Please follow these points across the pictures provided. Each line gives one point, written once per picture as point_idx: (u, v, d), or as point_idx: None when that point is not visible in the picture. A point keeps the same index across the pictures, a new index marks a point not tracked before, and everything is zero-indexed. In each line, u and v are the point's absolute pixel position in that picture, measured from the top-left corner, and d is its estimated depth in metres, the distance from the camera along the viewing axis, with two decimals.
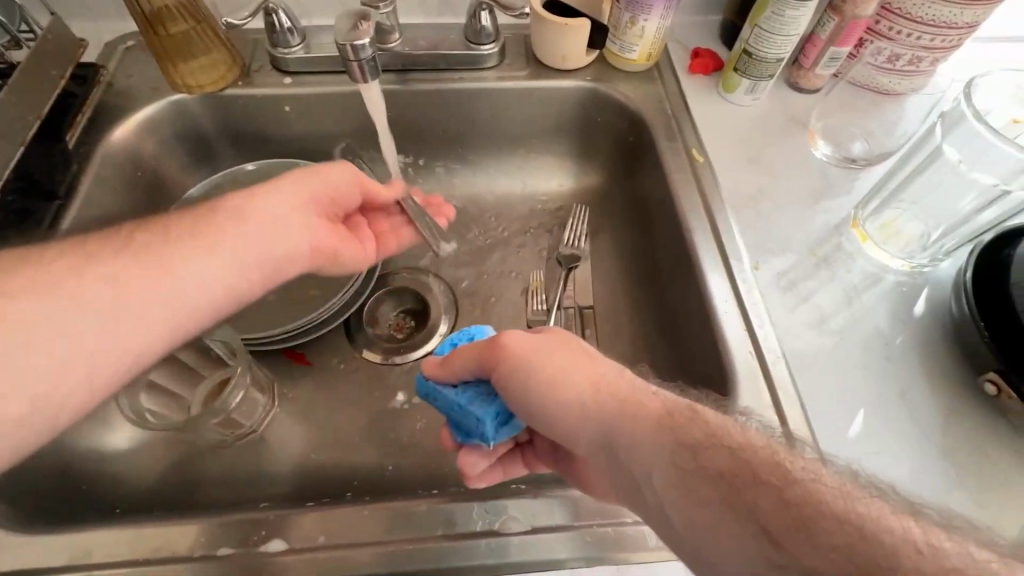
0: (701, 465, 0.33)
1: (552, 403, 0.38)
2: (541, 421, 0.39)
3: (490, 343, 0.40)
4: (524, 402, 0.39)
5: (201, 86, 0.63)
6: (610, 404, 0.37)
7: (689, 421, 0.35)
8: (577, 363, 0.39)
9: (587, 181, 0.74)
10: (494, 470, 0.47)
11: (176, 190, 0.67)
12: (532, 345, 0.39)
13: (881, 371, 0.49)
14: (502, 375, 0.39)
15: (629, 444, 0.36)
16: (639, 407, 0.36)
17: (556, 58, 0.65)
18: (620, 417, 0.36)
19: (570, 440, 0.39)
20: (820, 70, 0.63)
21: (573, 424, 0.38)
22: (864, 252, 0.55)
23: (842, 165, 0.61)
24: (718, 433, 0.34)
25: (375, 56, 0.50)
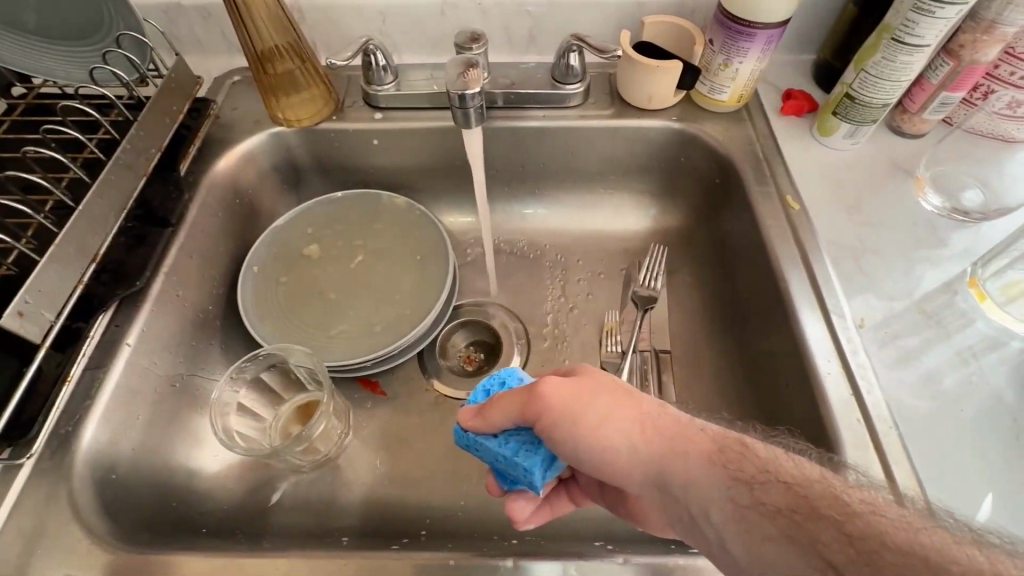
0: (758, 499, 0.32)
1: (595, 444, 0.37)
2: (586, 464, 0.38)
3: (526, 392, 0.39)
4: (569, 448, 0.38)
5: (300, 120, 0.66)
6: (656, 442, 0.36)
7: (741, 453, 0.34)
8: (613, 400, 0.38)
9: (665, 220, 0.72)
10: (542, 509, 0.48)
11: (267, 218, 0.70)
12: (568, 388, 0.38)
13: (1004, 447, 0.44)
14: (547, 426, 0.38)
15: (679, 478, 0.35)
16: (687, 443, 0.36)
17: (642, 98, 0.65)
18: (667, 452, 0.36)
19: (619, 480, 0.38)
20: (927, 115, 0.59)
21: (621, 464, 0.37)
22: (982, 313, 0.51)
23: (953, 218, 0.57)
24: (767, 464, 0.33)
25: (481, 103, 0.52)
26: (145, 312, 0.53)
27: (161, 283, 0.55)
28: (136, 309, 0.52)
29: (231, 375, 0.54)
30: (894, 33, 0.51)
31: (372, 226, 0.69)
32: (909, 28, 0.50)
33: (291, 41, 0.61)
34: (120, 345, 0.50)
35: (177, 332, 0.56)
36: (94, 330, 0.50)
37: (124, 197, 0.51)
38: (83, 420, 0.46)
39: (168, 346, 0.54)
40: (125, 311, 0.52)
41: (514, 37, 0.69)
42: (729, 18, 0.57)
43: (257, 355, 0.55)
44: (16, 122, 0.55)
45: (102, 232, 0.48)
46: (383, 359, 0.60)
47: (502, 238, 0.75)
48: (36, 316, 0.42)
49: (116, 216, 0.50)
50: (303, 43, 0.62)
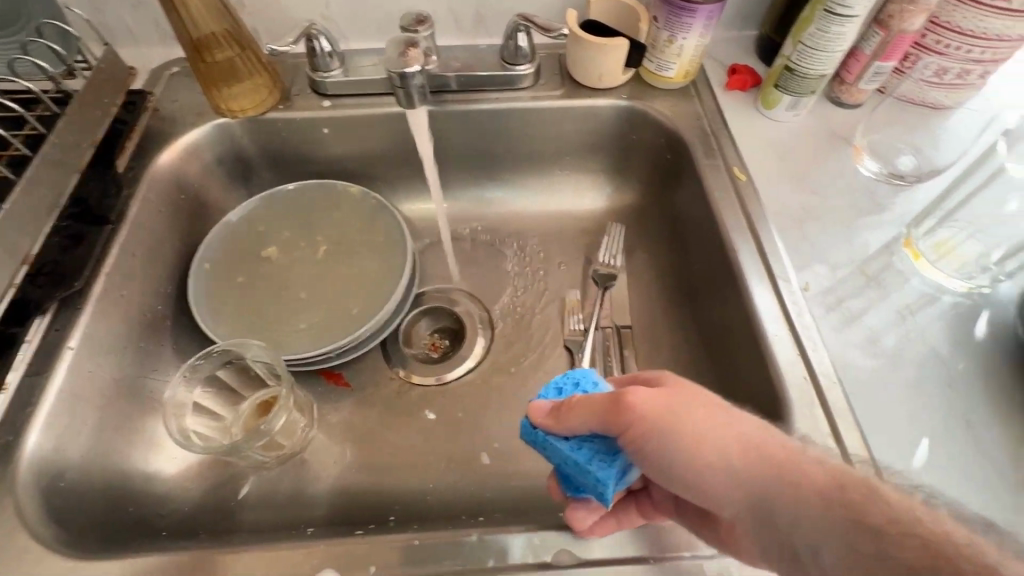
0: (888, 556, 0.28)
1: (687, 462, 0.35)
2: (678, 483, 0.36)
3: (612, 400, 0.37)
4: (659, 464, 0.36)
5: (244, 111, 0.64)
6: (761, 469, 0.34)
7: (870, 499, 0.30)
8: (713, 419, 0.36)
9: (621, 198, 0.73)
10: (609, 519, 0.42)
11: (216, 214, 0.68)
12: (657, 400, 0.37)
13: (938, 396, 0.46)
14: (634, 437, 0.36)
15: (787, 515, 0.32)
16: (799, 475, 0.32)
17: (592, 77, 0.65)
18: (774, 485, 0.33)
19: (715, 505, 0.36)
20: (863, 85, 0.62)
21: (716, 487, 0.35)
22: (918, 272, 0.53)
23: (890, 182, 0.59)
24: (903, 519, 0.29)
25: (423, 82, 0.52)
26: (86, 313, 0.51)
27: (102, 283, 0.52)
28: (76, 312, 0.50)
29: (183, 374, 0.53)
30: (826, 4, 0.53)
31: (327, 218, 0.68)
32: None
33: (228, 27, 0.58)
34: (62, 349, 0.48)
35: (123, 334, 0.54)
36: (30, 335, 0.48)
37: (55, 195, 0.48)
38: (24, 428, 0.44)
39: (114, 348, 0.52)
40: (65, 315, 0.50)
41: (461, 20, 0.69)
42: None
43: (209, 352, 0.53)
44: None
45: (33, 232, 0.46)
46: (345, 351, 0.59)
47: (461, 224, 0.75)
48: None
49: (48, 215, 0.47)
50: (242, 29, 0.60)
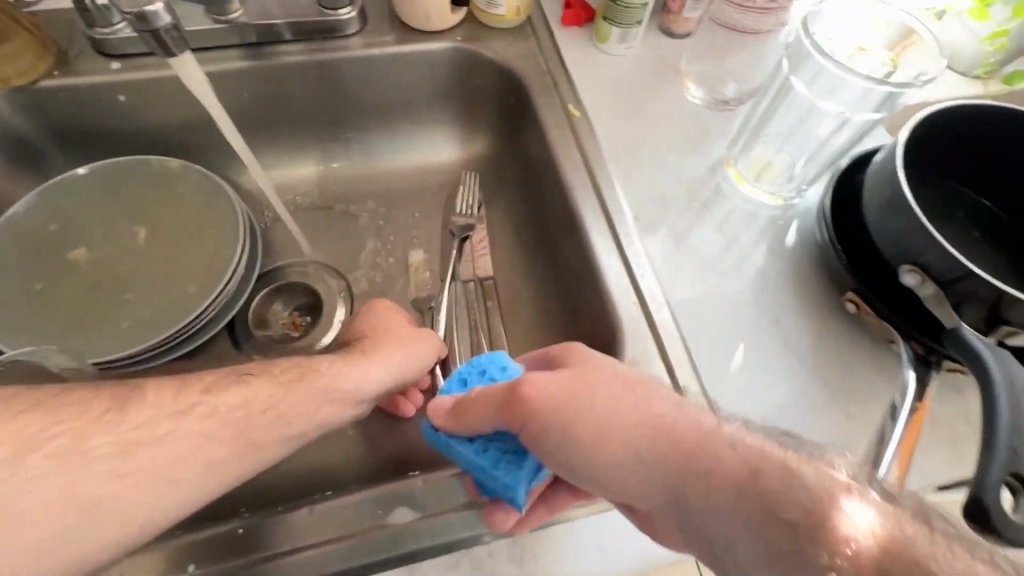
0: (804, 549, 0.28)
1: (597, 455, 0.34)
2: (589, 479, 0.35)
3: (508, 395, 0.36)
4: (568, 459, 0.35)
5: (7, 81, 0.54)
6: (673, 456, 0.33)
7: (788, 487, 0.30)
8: (622, 405, 0.35)
9: (476, 148, 0.71)
10: (537, 511, 0.40)
11: (1, 207, 0.58)
12: (559, 390, 0.35)
13: (754, 305, 0.50)
14: (533, 432, 0.35)
15: (705, 509, 0.32)
16: (714, 462, 0.32)
17: (420, 18, 0.61)
18: (694, 478, 0.32)
19: (628, 497, 0.34)
20: (687, 13, 0.62)
21: (629, 478, 0.34)
22: (740, 192, 0.56)
23: (715, 107, 0.61)
24: (818, 506, 0.29)
25: (175, 24, 0.46)
26: None
27: None
28: None
29: None
30: None
31: (143, 199, 0.60)
32: None
33: None
34: None
35: None
36: None
37: None
38: None
39: None
40: None
41: None
42: None
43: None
44: None
45: None
46: (171, 348, 0.54)
47: (310, 191, 0.69)
48: None
49: None
50: None
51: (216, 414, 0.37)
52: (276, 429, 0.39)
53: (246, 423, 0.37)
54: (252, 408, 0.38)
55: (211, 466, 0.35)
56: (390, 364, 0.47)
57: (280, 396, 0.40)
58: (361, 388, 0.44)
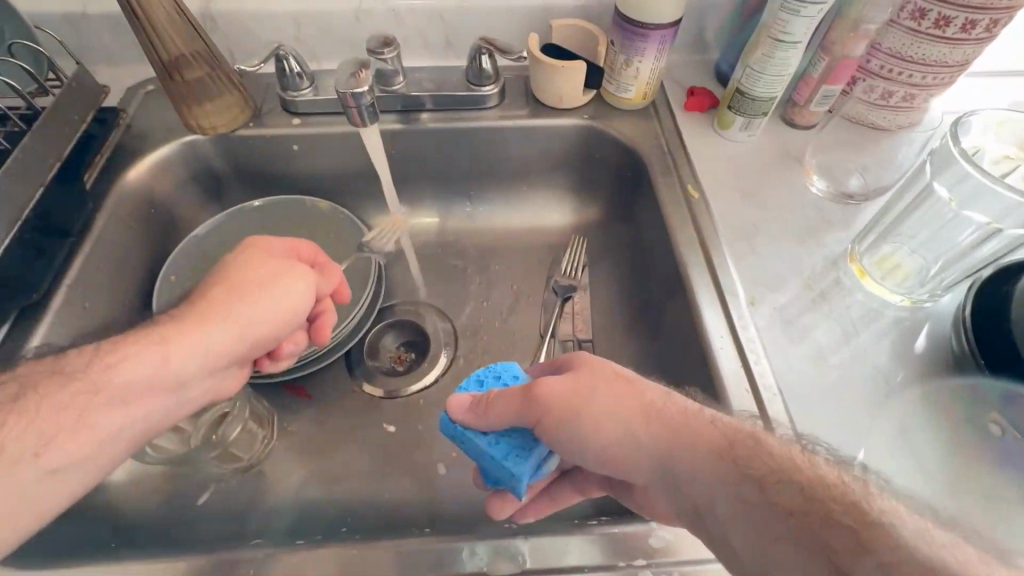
0: (770, 498, 0.33)
1: (598, 437, 0.38)
2: (590, 457, 0.39)
3: (526, 392, 0.40)
4: (572, 443, 0.39)
5: (215, 128, 0.66)
6: (666, 436, 0.37)
7: (753, 453, 0.35)
8: (619, 393, 0.39)
9: (587, 214, 0.75)
10: (539, 503, 0.48)
11: (187, 227, 0.69)
12: (568, 385, 0.39)
13: (878, 408, 0.47)
14: (549, 425, 0.39)
15: (691, 478, 0.36)
16: (699, 438, 0.36)
17: (555, 97, 0.67)
18: (683, 453, 0.36)
19: (624, 473, 0.39)
20: (813, 107, 0.64)
21: (626, 457, 0.38)
22: (863, 289, 0.55)
23: (839, 200, 0.61)
24: (780, 466, 0.34)
25: (372, 102, 0.55)
26: (44, 324, 0.51)
27: (62, 296, 0.53)
28: (34, 323, 0.51)
29: None
30: (771, 31, 0.55)
31: (297, 233, 0.69)
32: (782, 26, 0.54)
33: (200, 49, 0.60)
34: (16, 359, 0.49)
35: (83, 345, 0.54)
36: None
37: (19, 208, 0.49)
38: None
39: None
40: (23, 326, 0.51)
41: (431, 44, 0.71)
42: (624, 20, 0.60)
43: None
44: None
45: None
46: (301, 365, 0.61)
47: (430, 239, 0.76)
48: None
49: (10, 228, 0.48)
50: (213, 51, 0.62)
51: (48, 401, 0.36)
52: (137, 400, 0.40)
53: (92, 404, 0.37)
54: (94, 391, 0.38)
55: (83, 445, 0.36)
56: (237, 324, 0.45)
57: (91, 373, 0.38)
58: (218, 344, 0.44)
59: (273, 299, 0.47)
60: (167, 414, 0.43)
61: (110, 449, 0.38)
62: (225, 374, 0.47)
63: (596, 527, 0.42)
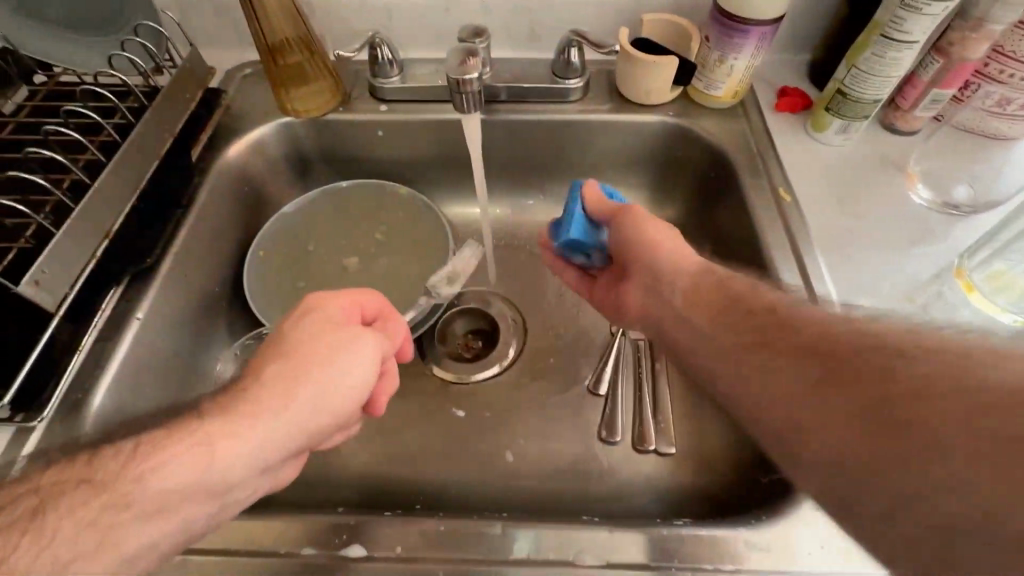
0: (843, 382, 0.31)
1: (654, 254, 0.47)
2: (640, 259, 0.48)
3: (623, 209, 0.51)
4: (626, 235, 0.50)
5: (308, 111, 0.68)
6: (727, 296, 0.41)
7: (784, 324, 0.36)
8: (678, 246, 0.47)
9: (664, 214, 0.74)
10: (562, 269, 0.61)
11: (274, 206, 0.72)
12: (646, 218, 0.50)
13: None
14: (622, 219, 0.51)
15: (675, 292, 0.45)
16: (756, 298, 0.40)
17: (641, 93, 0.66)
18: (676, 270, 0.46)
19: (645, 263, 0.48)
20: (919, 112, 0.61)
21: (653, 255, 0.47)
22: (969, 304, 0.52)
23: (945, 211, 0.58)
24: (816, 327, 0.34)
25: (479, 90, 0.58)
26: (153, 289, 0.55)
27: (169, 262, 0.56)
28: (144, 287, 0.54)
29: (237, 352, 0.62)
30: (883, 30, 0.53)
31: (377, 218, 0.71)
32: (898, 25, 0.51)
33: (301, 34, 0.62)
34: (130, 319, 0.52)
35: (184, 311, 0.58)
36: (104, 304, 0.52)
37: (139, 176, 0.52)
38: (93, 386, 0.48)
39: (172, 325, 0.56)
40: (136, 288, 0.54)
41: (517, 36, 0.71)
42: (724, 15, 0.58)
43: (258, 333, 0.62)
44: (34, 107, 0.56)
45: (115, 209, 0.49)
46: None
47: (503, 230, 0.77)
48: (51, 285, 0.43)
49: (131, 193, 0.51)
50: (313, 36, 0.64)
51: (63, 525, 0.30)
52: (174, 508, 0.34)
53: (122, 521, 0.31)
54: (124, 504, 0.32)
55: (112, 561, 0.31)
56: (299, 414, 0.39)
57: (120, 481, 0.32)
58: (280, 438, 0.38)
59: (328, 380, 0.41)
60: (207, 525, 0.36)
61: (138, 568, 0.32)
62: (285, 467, 0.41)
63: (681, 528, 0.42)
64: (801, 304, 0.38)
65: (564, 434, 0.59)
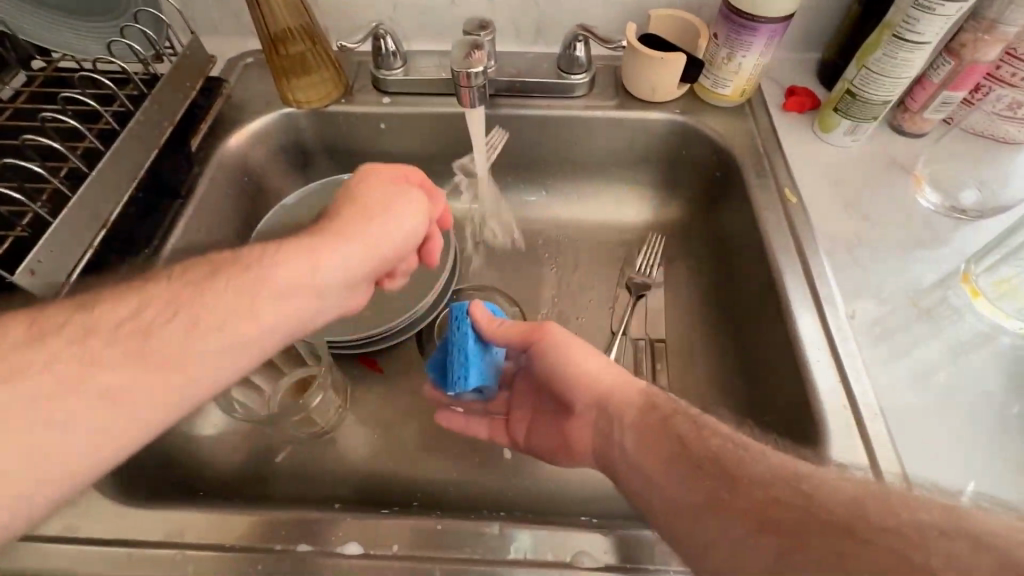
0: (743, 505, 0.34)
1: (576, 370, 0.48)
2: (557, 363, 0.49)
3: (535, 329, 0.50)
4: (549, 364, 0.49)
5: (309, 103, 0.67)
6: (650, 420, 0.43)
7: (729, 455, 0.38)
8: (607, 367, 0.48)
9: (667, 213, 0.73)
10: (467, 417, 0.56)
11: (274, 197, 0.72)
12: (568, 336, 0.50)
13: (988, 439, 0.44)
14: (540, 347, 0.50)
15: (626, 438, 0.44)
16: (667, 432, 0.42)
17: (647, 90, 0.65)
18: (615, 406, 0.46)
19: (568, 397, 0.49)
20: (928, 114, 0.60)
21: (577, 382, 0.48)
22: (974, 309, 0.51)
23: (951, 215, 0.57)
24: (768, 480, 0.35)
25: (483, 84, 0.57)
26: None
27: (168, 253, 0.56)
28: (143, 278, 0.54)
29: None
30: (895, 30, 0.52)
31: None
32: (910, 25, 0.50)
33: (304, 23, 0.62)
34: None
35: None
36: None
37: (137, 166, 0.51)
38: None
39: None
40: (133, 278, 0.54)
41: (522, 30, 0.70)
42: (734, 12, 0.57)
43: None
44: (32, 93, 0.56)
45: (113, 198, 0.49)
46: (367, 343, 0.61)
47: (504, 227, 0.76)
48: (47, 274, 0.43)
49: (129, 183, 0.50)
50: (315, 26, 0.63)
51: (228, 288, 0.36)
52: (276, 302, 0.37)
53: (259, 296, 0.37)
54: (260, 283, 0.37)
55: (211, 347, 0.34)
56: (373, 240, 0.43)
57: (256, 266, 0.38)
58: (360, 259, 0.42)
59: (392, 223, 0.45)
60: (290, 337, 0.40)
61: (274, 340, 0.38)
62: (360, 292, 0.45)
63: None
64: (744, 445, 0.38)
65: None
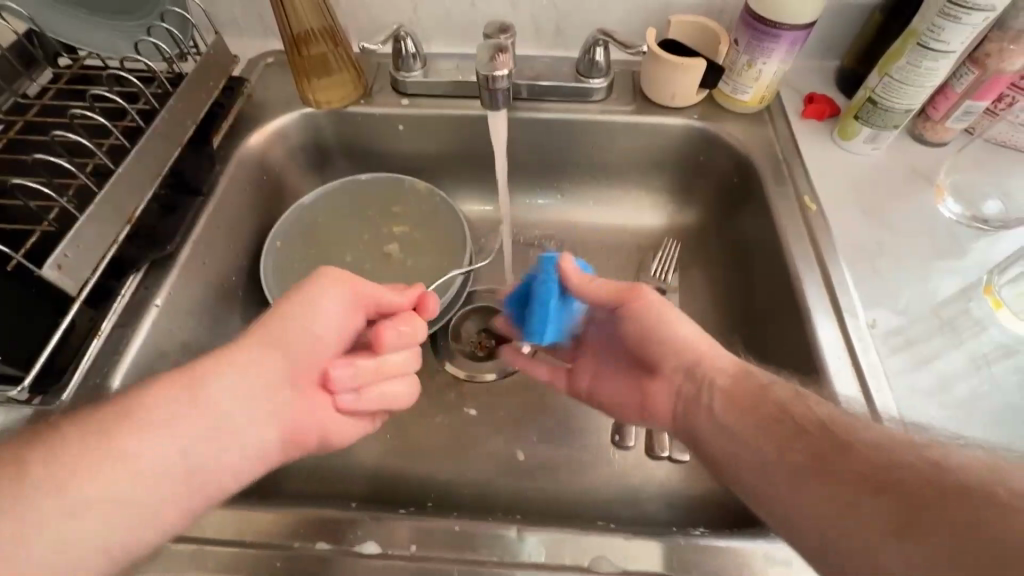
0: (854, 473, 0.33)
1: (669, 330, 0.47)
2: (643, 324, 0.47)
3: (631, 290, 0.48)
4: (640, 323, 0.48)
5: (329, 103, 0.68)
6: (746, 385, 0.42)
7: (834, 424, 0.37)
8: (701, 334, 0.46)
9: (683, 218, 0.73)
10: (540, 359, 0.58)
11: (292, 196, 0.72)
12: (664, 301, 0.48)
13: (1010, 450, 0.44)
14: (630, 308, 0.48)
15: (714, 399, 0.42)
16: (770, 396, 0.41)
17: (665, 95, 0.65)
18: (706, 369, 0.44)
19: (654, 357, 0.47)
20: (950, 123, 0.60)
21: (663, 343, 0.47)
22: (997, 321, 0.51)
23: (973, 225, 0.57)
24: (879, 444, 0.34)
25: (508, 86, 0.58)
26: (172, 276, 0.54)
27: (188, 250, 0.56)
28: (164, 274, 0.54)
29: None
30: (920, 39, 0.52)
31: (397, 214, 0.70)
32: (935, 33, 0.50)
33: (326, 25, 0.63)
34: (148, 305, 0.52)
35: (200, 298, 0.58)
36: (124, 288, 0.52)
37: (161, 162, 0.52)
38: (111, 371, 0.48)
39: (189, 315, 0.56)
40: (155, 275, 0.54)
41: (542, 33, 0.70)
42: (755, 19, 0.57)
43: None
44: (58, 90, 0.57)
45: (137, 195, 0.49)
46: None
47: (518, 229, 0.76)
48: (74, 268, 0.43)
49: (151, 180, 0.51)
50: (337, 28, 0.64)
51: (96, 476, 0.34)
52: (167, 473, 0.36)
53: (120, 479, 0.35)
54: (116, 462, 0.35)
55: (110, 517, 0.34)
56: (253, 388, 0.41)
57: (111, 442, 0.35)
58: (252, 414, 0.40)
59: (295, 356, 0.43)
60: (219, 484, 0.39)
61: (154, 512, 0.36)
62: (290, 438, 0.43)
63: (700, 538, 0.41)
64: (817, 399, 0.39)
65: (576, 437, 0.59)
